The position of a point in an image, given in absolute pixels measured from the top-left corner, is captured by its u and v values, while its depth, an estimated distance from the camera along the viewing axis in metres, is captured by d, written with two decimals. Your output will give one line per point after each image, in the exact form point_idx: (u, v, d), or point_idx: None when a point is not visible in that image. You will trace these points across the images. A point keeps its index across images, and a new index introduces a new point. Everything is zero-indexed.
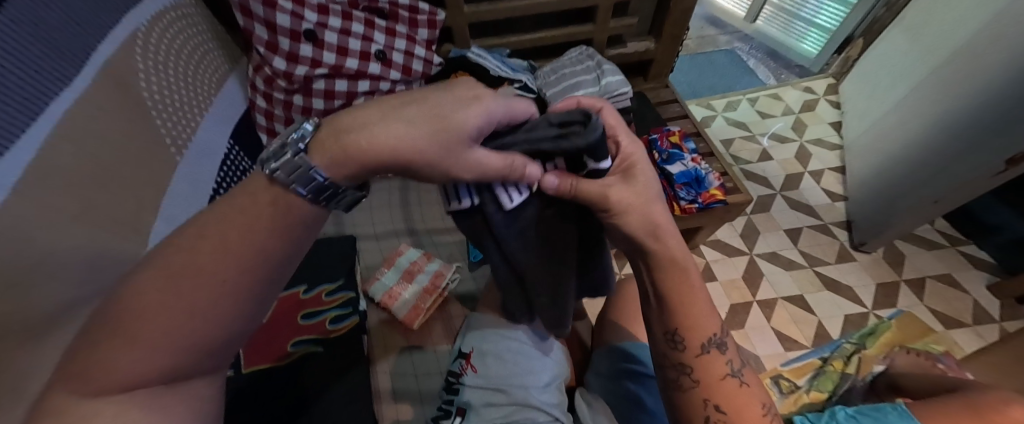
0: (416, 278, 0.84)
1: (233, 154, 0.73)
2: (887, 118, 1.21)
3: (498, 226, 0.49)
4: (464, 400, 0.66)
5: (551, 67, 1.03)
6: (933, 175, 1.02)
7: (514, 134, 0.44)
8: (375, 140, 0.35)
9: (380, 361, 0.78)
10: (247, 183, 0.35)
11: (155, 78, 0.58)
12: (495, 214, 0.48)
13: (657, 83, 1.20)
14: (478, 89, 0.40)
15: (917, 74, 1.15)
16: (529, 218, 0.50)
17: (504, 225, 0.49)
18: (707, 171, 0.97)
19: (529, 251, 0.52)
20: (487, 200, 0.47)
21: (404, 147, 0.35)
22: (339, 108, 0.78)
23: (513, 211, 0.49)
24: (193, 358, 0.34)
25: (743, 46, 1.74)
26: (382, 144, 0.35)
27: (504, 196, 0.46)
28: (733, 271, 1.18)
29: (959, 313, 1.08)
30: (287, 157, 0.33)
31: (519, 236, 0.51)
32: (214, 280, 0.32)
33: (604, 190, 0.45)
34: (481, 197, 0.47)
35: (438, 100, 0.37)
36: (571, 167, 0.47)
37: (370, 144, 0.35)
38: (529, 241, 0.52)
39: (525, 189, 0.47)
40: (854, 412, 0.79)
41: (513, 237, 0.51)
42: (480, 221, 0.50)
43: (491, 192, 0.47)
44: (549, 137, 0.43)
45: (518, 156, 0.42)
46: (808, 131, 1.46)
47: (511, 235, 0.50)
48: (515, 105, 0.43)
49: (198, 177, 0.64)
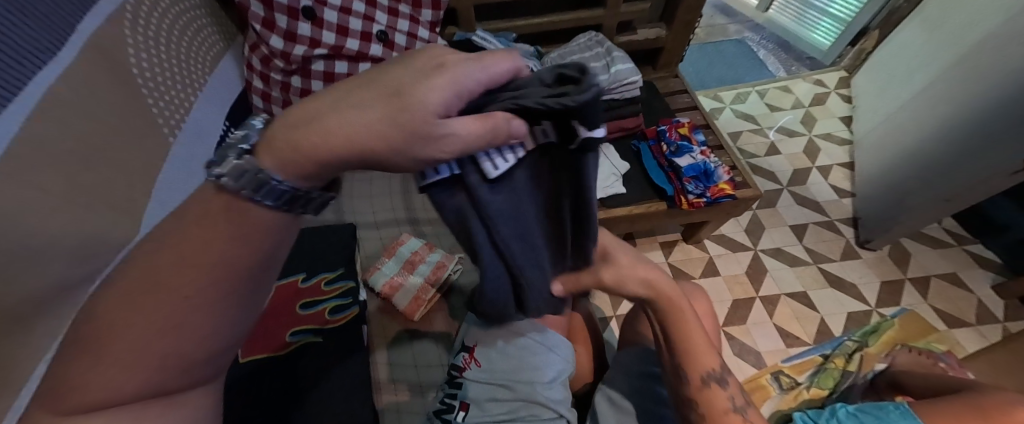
0: (416, 269, 0.82)
1: (230, 136, 0.70)
2: (901, 112, 1.19)
3: (487, 204, 0.37)
4: (468, 394, 0.66)
5: (559, 53, 1.00)
6: (946, 173, 1.00)
7: (496, 94, 0.32)
8: (325, 131, 0.30)
9: (380, 352, 0.76)
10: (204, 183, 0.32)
11: (145, 54, 0.56)
12: (482, 189, 0.36)
13: (666, 72, 1.17)
14: (443, 56, 0.31)
15: (935, 68, 1.12)
16: (521, 194, 0.39)
17: (493, 204, 0.37)
18: (716, 164, 0.95)
19: (524, 241, 0.41)
20: (469, 171, 0.35)
21: (360, 137, 0.29)
22: None
23: (499, 184, 0.37)
24: (173, 371, 0.31)
25: (754, 37, 1.70)
26: (337, 134, 0.29)
27: (488, 163, 0.35)
28: (736, 267, 1.17)
29: (963, 312, 1.08)
30: (232, 161, 0.30)
31: (513, 221, 0.39)
32: (177, 298, 0.30)
33: (597, 280, 0.51)
34: (461, 167, 0.35)
35: (396, 75, 0.30)
36: (563, 136, 0.35)
37: (314, 136, 0.30)
38: (523, 222, 0.41)
39: (514, 155, 0.36)
40: (855, 410, 0.79)
41: (506, 223, 0.39)
42: (460, 197, 0.37)
43: (472, 163, 0.35)
44: (543, 100, 0.32)
45: (500, 118, 0.31)
46: (818, 125, 1.44)
47: (503, 222, 0.39)
48: (488, 57, 0.31)
49: (192, 159, 0.61)
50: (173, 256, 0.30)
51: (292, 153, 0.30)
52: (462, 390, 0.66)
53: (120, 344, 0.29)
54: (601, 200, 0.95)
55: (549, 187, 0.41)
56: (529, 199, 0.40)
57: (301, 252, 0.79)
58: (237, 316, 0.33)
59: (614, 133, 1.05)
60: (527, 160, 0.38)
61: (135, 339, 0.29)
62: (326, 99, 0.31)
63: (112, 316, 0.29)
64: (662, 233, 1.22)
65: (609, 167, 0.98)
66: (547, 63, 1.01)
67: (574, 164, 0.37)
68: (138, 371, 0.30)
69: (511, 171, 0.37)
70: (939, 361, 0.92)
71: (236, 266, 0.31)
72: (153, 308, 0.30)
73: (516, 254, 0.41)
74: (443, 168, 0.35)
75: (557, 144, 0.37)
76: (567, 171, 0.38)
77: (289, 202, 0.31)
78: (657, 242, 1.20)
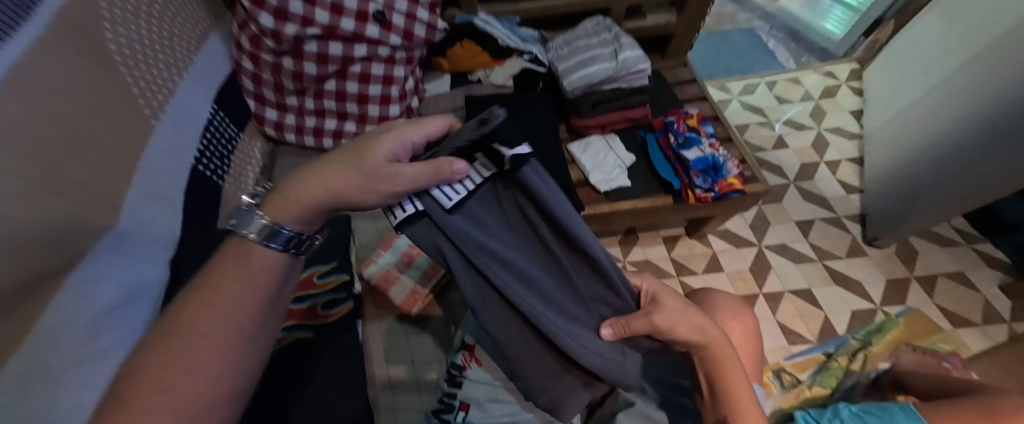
0: (416, 263, 0.80)
1: (217, 121, 0.82)
2: (916, 106, 1.15)
3: (452, 229, 0.45)
4: (467, 394, 0.64)
5: (565, 39, 1.02)
6: (962, 169, 0.98)
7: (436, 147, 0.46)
8: (310, 194, 0.46)
9: (375, 347, 0.73)
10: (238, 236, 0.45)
11: (121, 32, 0.63)
12: (443, 217, 0.45)
13: (675, 61, 1.14)
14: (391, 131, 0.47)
15: (955, 61, 1.09)
16: (485, 221, 0.47)
17: (460, 231, 0.46)
18: (725, 158, 0.92)
19: (507, 267, 0.48)
20: (430, 204, 0.45)
21: (339, 184, 0.45)
22: (332, 72, 0.84)
23: (460, 211, 0.46)
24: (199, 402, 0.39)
25: (764, 26, 1.66)
26: (323, 186, 0.45)
27: (440, 193, 0.44)
28: (740, 263, 1.15)
29: (969, 312, 1.07)
30: (256, 221, 0.45)
31: (487, 245, 0.47)
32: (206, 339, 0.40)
33: (649, 321, 0.52)
34: (423, 202, 0.45)
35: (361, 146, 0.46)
36: (497, 163, 0.44)
37: (309, 191, 0.46)
38: (501, 251, 0.48)
39: (463, 186, 0.45)
40: (860, 410, 0.76)
41: (479, 249, 0.47)
42: (434, 230, 0.46)
43: (428, 192, 0.44)
44: (468, 138, 0.43)
45: (442, 160, 0.43)
46: (827, 119, 1.42)
47: (474, 245, 0.46)
48: (425, 125, 0.47)
49: (175, 145, 0.70)
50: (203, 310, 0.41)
51: (291, 206, 0.46)
52: (462, 390, 0.64)
53: (160, 383, 0.37)
54: (606, 193, 0.92)
55: (514, 218, 0.48)
56: (498, 226, 0.48)
57: None
58: (248, 351, 0.43)
59: (620, 123, 1.01)
60: (480, 189, 0.46)
61: (172, 376, 0.37)
62: (318, 169, 0.47)
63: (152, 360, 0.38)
64: (665, 227, 1.20)
65: (613, 159, 0.95)
66: (553, 49, 1.02)
67: (517, 177, 0.44)
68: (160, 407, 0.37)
69: (465, 199, 0.46)
70: (944, 361, 0.91)
71: (247, 305, 0.43)
72: (188, 348, 0.39)
73: (505, 280, 0.48)
74: (408, 203, 0.44)
75: (502, 172, 0.45)
76: (516, 188, 0.45)
77: (291, 239, 0.45)
78: (660, 237, 1.19)
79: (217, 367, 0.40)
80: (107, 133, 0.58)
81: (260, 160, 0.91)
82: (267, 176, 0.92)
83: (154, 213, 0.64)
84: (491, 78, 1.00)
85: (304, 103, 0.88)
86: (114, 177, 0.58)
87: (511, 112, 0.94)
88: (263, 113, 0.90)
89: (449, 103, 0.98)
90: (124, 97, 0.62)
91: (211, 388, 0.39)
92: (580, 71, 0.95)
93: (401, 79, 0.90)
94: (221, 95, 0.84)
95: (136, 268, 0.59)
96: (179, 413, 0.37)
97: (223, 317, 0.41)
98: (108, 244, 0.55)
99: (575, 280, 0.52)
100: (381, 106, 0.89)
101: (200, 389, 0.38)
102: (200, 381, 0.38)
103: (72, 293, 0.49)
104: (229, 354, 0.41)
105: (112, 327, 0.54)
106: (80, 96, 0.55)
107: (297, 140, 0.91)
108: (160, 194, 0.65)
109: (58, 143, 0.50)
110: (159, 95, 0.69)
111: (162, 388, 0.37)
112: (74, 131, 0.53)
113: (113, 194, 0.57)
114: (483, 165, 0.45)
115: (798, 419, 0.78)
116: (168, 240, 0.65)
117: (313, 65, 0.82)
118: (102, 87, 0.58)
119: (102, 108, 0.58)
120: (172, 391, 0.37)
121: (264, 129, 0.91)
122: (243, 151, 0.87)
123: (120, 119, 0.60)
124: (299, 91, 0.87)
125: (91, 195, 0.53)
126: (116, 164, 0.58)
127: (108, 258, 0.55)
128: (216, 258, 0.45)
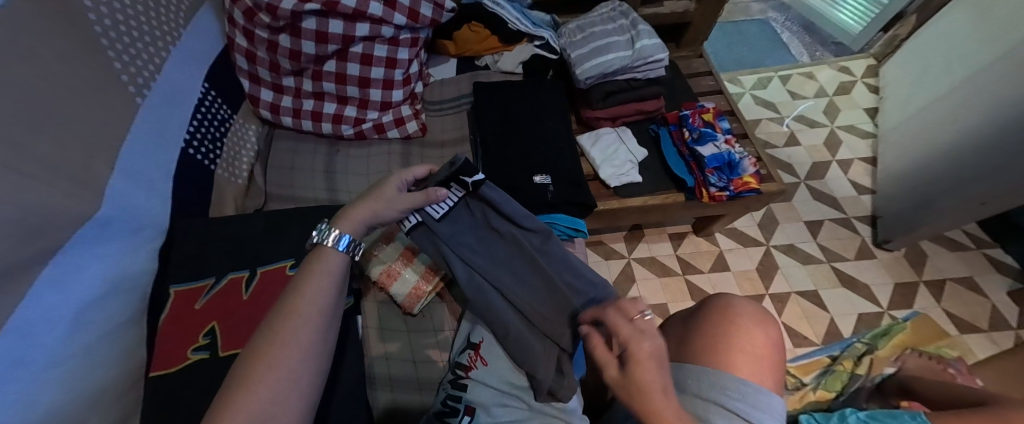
0: (417, 259, 0.73)
1: (210, 100, 0.77)
2: (936, 106, 1.14)
3: (440, 231, 0.66)
4: (473, 398, 0.60)
5: (578, 24, 0.97)
6: (983, 171, 0.97)
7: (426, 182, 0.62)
8: (362, 215, 0.54)
9: (373, 345, 0.70)
10: (317, 248, 0.49)
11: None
12: (434, 225, 0.65)
13: (691, 51, 1.12)
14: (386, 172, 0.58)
15: (979, 61, 1.07)
16: (465, 226, 0.68)
17: (448, 234, 0.66)
18: (741, 156, 0.89)
19: (484, 257, 0.68)
20: (424, 217, 0.65)
21: (373, 208, 0.55)
22: (332, 52, 0.79)
23: (445, 220, 0.66)
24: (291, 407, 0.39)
25: (778, 17, 1.66)
26: (362, 211, 0.54)
27: (430, 210, 0.64)
28: (747, 262, 1.14)
29: (977, 317, 1.06)
30: (329, 231, 0.50)
31: (466, 241, 0.68)
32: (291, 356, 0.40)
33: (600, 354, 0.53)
34: (419, 215, 0.64)
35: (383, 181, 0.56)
36: (466, 188, 0.66)
37: (359, 213, 0.53)
38: (473, 242, 0.68)
39: (446, 203, 0.66)
40: (867, 417, 0.71)
41: (461, 245, 0.67)
42: (431, 234, 0.66)
43: (423, 209, 0.64)
44: (444, 175, 0.62)
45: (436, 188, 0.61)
46: (841, 117, 1.42)
47: (458, 236, 0.67)
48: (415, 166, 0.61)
49: (165, 124, 0.66)
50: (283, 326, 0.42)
51: (349, 222, 0.52)
52: (467, 393, 0.60)
53: (265, 364, 0.39)
54: (615, 189, 0.89)
55: (481, 218, 0.68)
56: (474, 228, 0.68)
57: (296, 234, 0.68)
58: (327, 340, 0.44)
59: (631, 116, 0.98)
60: (457, 204, 0.67)
61: (275, 358, 0.40)
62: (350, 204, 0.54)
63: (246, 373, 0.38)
64: (672, 225, 1.19)
65: (624, 153, 0.91)
66: (564, 35, 0.98)
67: (479, 194, 0.67)
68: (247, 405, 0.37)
69: (447, 211, 0.66)
70: (949, 367, 0.86)
71: (330, 293, 0.46)
72: (272, 345, 0.40)
73: (479, 263, 0.68)
74: (407, 217, 0.64)
75: (466, 192, 0.67)
76: (481, 199, 0.67)
77: (352, 246, 0.50)
78: (666, 233, 1.18)
79: (308, 346, 0.42)
80: (89, 112, 0.53)
81: (256, 144, 0.87)
82: (263, 161, 0.87)
83: (141, 200, 0.59)
84: (499, 64, 0.96)
85: (302, 85, 0.83)
86: (96, 161, 0.53)
87: (521, 101, 0.90)
88: (257, 94, 0.84)
89: (455, 89, 0.95)
90: (106, 74, 0.57)
91: (308, 366, 0.41)
92: (594, 59, 0.91)
93: (406, 62, 0.85)
94: (213, 71, 0.80)
95: (122, 258, 0.55)
96: (282, 387, 0.39)
97: (313, 303, 0.44)
98: (90, 234, 0.51)
99: (539, 262, 0.68)
100: (384, 91, 0.84)
101: (295, 367, 0.40)
102: (296, 358, 0.41)
103: (53, 283, 0.46)
104: (317, 336, 0.43)
105: (93, 323, 0.50)
106: (55, 71, 0.50)
107: (293, 124, 0.86)
108: (147, 180, 0.61)
109: (28, 122, 0.46)
110: (145, 72, 0.64)
111: (266, 365, 0.39)
112: (48, 110, 0.48)
113: (95, 179, 0.52)
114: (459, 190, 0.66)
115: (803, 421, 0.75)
116: (152, 229, 0.61)
117: (312, 43, 0.77)
118: (82, 62, 0.54)
119: (82, 85, 0.53)
120: (277, 367, 0.39)
121: (258, 111, 0.86)
122: (236, 133, 0.82)
123: (103, 98, 0.56)
124: (296, 71, 0.82)
125: (70, 180, 0.49)
126: (99, 146, 0.54)
127: (95, 245, 0.52)
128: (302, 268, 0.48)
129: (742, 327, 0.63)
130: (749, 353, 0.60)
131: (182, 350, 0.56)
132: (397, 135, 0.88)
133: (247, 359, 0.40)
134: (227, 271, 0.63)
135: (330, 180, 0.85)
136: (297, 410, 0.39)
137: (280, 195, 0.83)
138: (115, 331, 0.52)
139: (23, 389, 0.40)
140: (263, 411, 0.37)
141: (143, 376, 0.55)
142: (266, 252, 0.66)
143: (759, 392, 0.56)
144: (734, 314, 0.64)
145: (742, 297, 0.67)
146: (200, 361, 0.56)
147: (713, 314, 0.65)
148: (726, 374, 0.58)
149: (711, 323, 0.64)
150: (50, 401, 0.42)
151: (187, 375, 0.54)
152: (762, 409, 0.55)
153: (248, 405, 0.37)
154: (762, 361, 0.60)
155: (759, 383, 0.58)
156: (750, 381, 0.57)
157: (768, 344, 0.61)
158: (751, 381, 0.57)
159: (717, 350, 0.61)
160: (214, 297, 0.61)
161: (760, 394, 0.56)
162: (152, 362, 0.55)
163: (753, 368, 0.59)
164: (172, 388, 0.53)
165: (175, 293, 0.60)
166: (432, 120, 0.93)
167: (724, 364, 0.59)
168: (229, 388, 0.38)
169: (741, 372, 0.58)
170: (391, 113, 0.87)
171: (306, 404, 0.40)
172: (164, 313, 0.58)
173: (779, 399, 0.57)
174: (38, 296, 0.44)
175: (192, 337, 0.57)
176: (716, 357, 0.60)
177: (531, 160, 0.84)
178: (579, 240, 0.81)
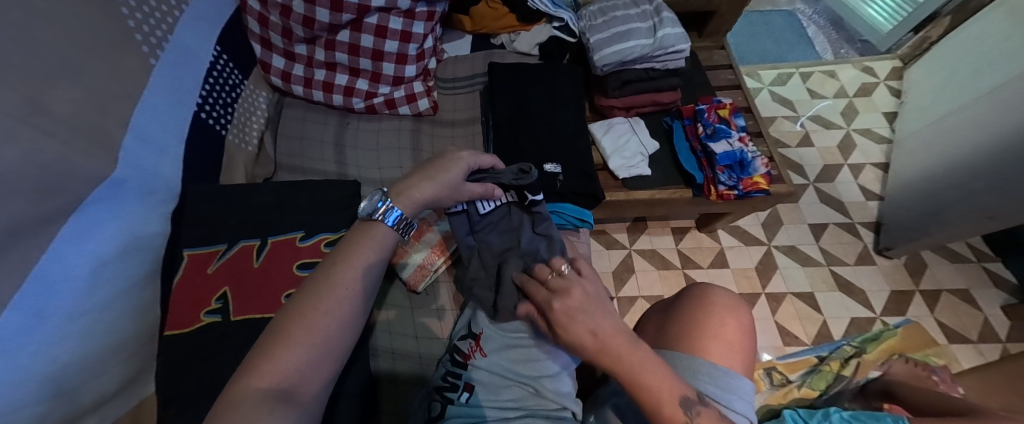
0: (424, 238, 0.75)
1: (222, 64, 0.75)
2: (959, 113, 1.12)
3: (475, 224, 0.71)
4: (472, 377, 0.62)
5: (600, 7, 0.95)
6: (994, 186, 0.97)
7: (483, 174, 0.64)
8: (412, 188, 0.53)
9: (379, 314, 0.71)
10: (367, 220, 0.49)
11: None
12: (476, 217, 0.71)
13: (712, 41, 1.10)
14: (455, 160, 0.57)
15: (1009, 70, 1.04)
16: (498, 226, 0.72)
17: (482, 229, 0.71)
18: (754, 155, 0.88)
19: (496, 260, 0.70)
20: (470, 208, 0.70)
21: (423, 190, 0.54)
22: (346, 22, 0.77)
23: (486, 216, 0.71)
24: (325, 370, 0.39)
25: (805, 10, 1.61)
26: (412, 190, 0.53)
27: (479, 204, 0.70)
28: (746, 260, 1.15)
29: (967, 328, 1.08)
30: (384, 205, 0.49)
31: (491, 239, 0.71)
32: (331, 323, 0.41)
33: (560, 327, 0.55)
34: (467, 205, 0.70)
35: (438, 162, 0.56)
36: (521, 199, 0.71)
37: (405, 185, 0.53)
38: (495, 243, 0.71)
39: (495, 202, 0.71)
40: (850, 417, 0.69)
41: (484, 242, 0.71)
42: (466, 225, 0.72)
43: (474, 203, 0.70)
44: (507, 178, 0.65)
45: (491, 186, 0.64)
46: (859, 119, 1.40)
47: (484, 233, 0.71)
48: (482, 158, 0.61)
49: (177, 86, 0.65)
50: (319, 299, 0.41)
51: (406, 200, 0.52)
52: (468, 371, 0.62)
53: (306, 326, 0.39)
54: (624, 180, 0.89)
55: (515, 224, 0.71)
56: (504, 231, 0.71)
57: (304, 205, 0.67)
58: (366, 312, 0.45)
59: (646, 107, 0.98)
60: (503, 206, 0.72)
61: (313, 320, 0.40)
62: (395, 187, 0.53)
63: (282, 335, 0.39)
64: (676, 219, 1.20)
65: (635, 145, 0.91)
66: (585, 18, 0.95)
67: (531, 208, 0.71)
68: (286, 366, 0.37)
69: (492, 211, 0.71)
70: (933, 374, 0.84)
71: (374, 271, 0.46)
72: (313, 313, 0.40)
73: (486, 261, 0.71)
74: (455, 204, 0.69)
75: (518, 201, 0.72)
76: (525, 211, 0.71)
77: (402, 222, 0.50)
78: (669, 227, 1.19)
79: (344, 318, 0.42)
80: (100, 69, 0.53)
81: (266, 111, 0.86)
82: (272, 129, 0.86)
83: (155, 163, 0.59)
84: (515, 44, 0.95)
85: (314, 54, 0.81)
86: (109, 120, 0.53)
87: (539, 87, 0.89)
88: (269, 60, 0.83)
89: (469, 68, 0.94)
90: (116, 28, 0.56)
91: (340, 340, 0.41)
92: (613, 46, 0.89)
93: (421, 36, 0.83)
94: (225, 33, 0.78)
95: (138, 219, 0.55)
96: (316, 353, 0.39)
97: (357, 276, 0.44)
98: (104, 196, 0.51)
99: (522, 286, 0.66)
100: (397, 65, 0.83)
101: (332, 336, 0.40)
102: (334, 328, 0.40)
103: (70, 243, 0.46)
104: (354, 308, 0.43)
105: (111, 281, 0.50)
106: (61, 23, 0.49)
107: (304, 93, 0.85)
108: (161, 142, 0.61)
109: (33, 73, 0.45)
110: (158, 32, 0.63)
111: (305, 329, 0.39)
112: (54, 60, 0.48)
113: (109, 140, 0.52)
114: (510, 199, 0.72)
115: (785, 417, 0.71)
116: (167, 192, 0.61)
117: (326, 11, 0.75)
118: (87, 14, 0.53)
119: (94, 41, 0.53)
120: (317, 332, 0.39)
121: (269, 78, 0.85)
122: (247, 99, 0.81)
123: (115, 57, 0.55)
124: (308, 39, 0.80)
125: (82, 138, 0.49)
126: (113, 107, 0.54)
127: (110, 205, 0.51)
128: (345, 238, 0.48)
129: (714, 316, 0.63)
130: (722, 341, 0.61)
131: (195, 313, 0.56)
132: (408, 111, 0.87)
133: (287, 319, 0.40)
134: (238, 239, 0.62)
135: (341, 154, 0.85)
136: (327, 374, 0.40)
137: (290, 164, 0.83)
138: (131, 290, 0.53)
139: (42, 341, 0.42)
140: (295, 371, 0.37)
141: (156, 335, 0.56)
142: (274, 222, 0.65)
143: (730, 376, 0.57)
144: (709, 303, 0.64)
145: (720, 287, 0.68)
146: (213, 324, 0.56)
147: (689, 304, 0.66)
148: (697, 358, 0.59)
149: (687, 312, 0.65)
150: (65, 355, 0.44)
151: (202, 338, 0.55)
152: (731, 391, 0.56)
153: (284, 363, 0.37)
154: (735, 348, 0.61)
155: (728, 367, 0.59)
156: (720, 365, 0.58)
157: (739, 332, 0.62)
158: (720, 365, 0.58)
159: (691, 335, 0.62)
160: (226, 262, 0.60)
161: (729, 378, 0.57)
162: (165, 322, 0.56)
163: (721, 354, 0.60)
164: (189, 347, 0.54)
165: (188, 256, 0.59)
166: (444, 98, 0.92)
167: (695, 350, 0.60)
168: (265, 345, 0.38)
169: (714, 357, 0.59)
170: (403, 88, 0.86)
171: (335, 369, 0.41)
172: (177, 276, 0.58)
173: (749, 383, 0.58)
174: (54, 252, 0.44)
175: (205, 300, 0.57)
176: (689, 343, 0.61)
177: (543, 147, 0.83)
178: (584, 230, 0.82)
